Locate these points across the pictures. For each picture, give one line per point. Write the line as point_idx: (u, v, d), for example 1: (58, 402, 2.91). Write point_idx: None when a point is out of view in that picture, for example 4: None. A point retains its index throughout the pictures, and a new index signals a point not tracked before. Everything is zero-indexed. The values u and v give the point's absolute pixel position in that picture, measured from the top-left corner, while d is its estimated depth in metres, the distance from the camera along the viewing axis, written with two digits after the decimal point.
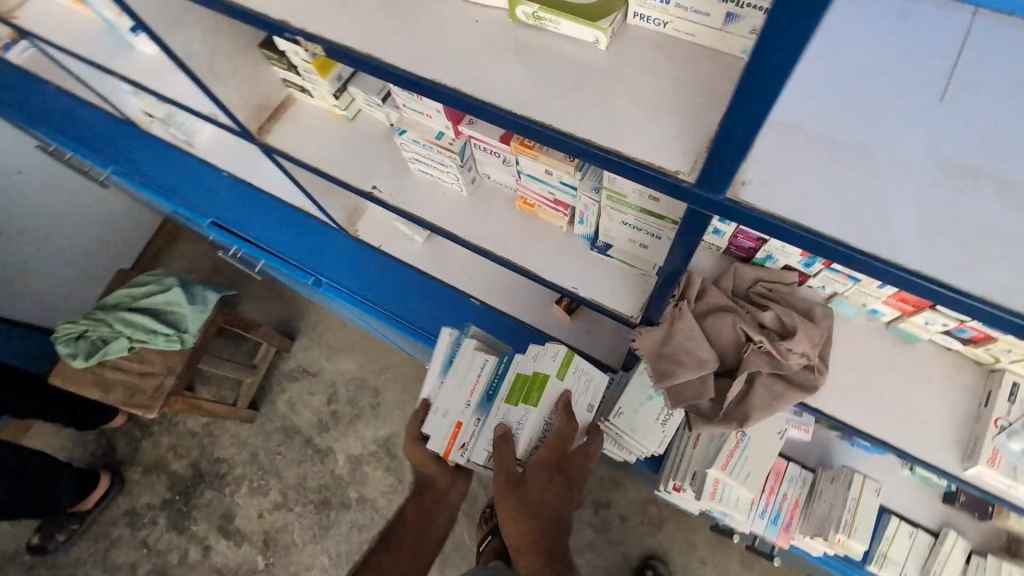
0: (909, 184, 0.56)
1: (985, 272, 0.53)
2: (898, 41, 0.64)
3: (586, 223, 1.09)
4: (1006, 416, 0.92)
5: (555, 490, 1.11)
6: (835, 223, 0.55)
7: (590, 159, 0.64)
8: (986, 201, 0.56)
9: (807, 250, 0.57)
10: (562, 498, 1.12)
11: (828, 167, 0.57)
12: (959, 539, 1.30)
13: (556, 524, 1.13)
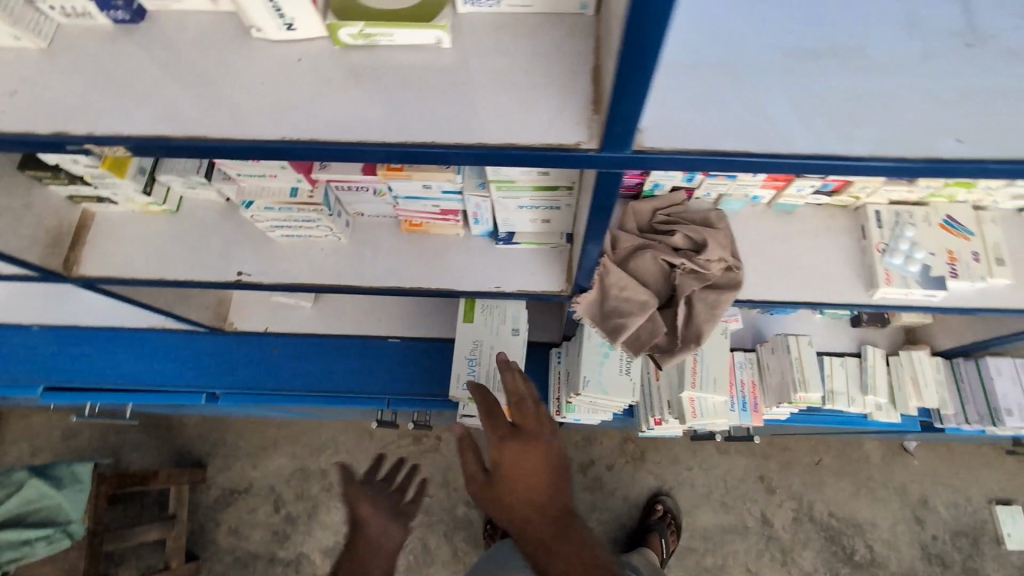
0: (772, 76, 0.55)
1: (866, 135, 0.53)
2: None
3: (481, 222, 1.06)
4: (881, 240, 1.06)
5: (527, 466, 0.73)
6: (731, 137, 0.53)
7: (481, 161, 0.58)
8: (840, 71, 0.55)
9: (714, 171, 0.55)
10: (539, 465, 0.74)
11: (697, 86, 0.55)
12: (875, 351, 1.51)
13: (553, 505, 0.72)
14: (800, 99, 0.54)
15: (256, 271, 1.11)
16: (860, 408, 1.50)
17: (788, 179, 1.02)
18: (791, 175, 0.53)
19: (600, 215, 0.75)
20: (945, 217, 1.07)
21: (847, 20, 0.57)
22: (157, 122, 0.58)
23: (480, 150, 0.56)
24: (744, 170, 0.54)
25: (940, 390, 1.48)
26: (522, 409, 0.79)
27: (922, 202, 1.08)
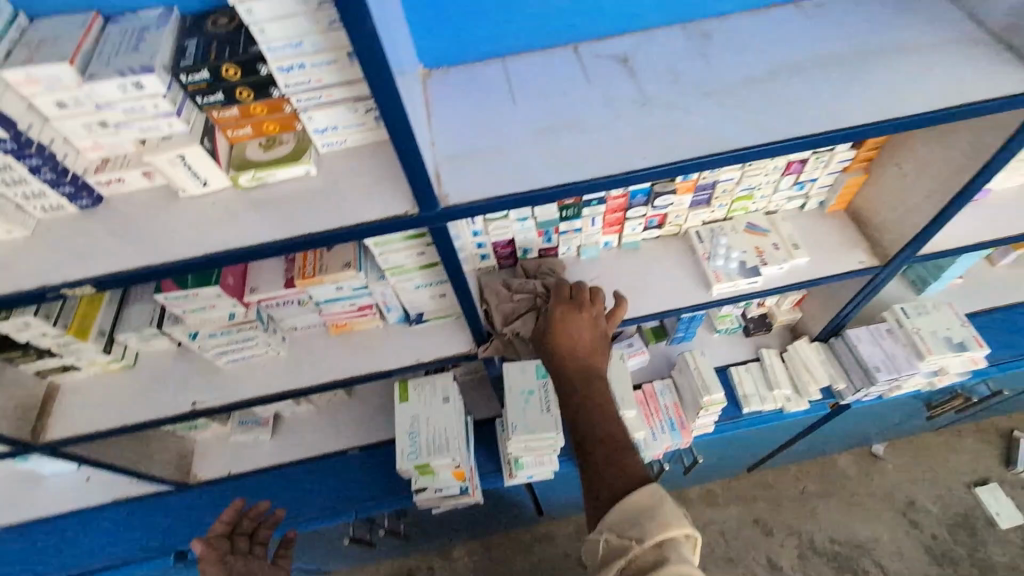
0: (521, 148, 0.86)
1: (584, 167, 0.83)
2: (471, 88, 0.97)
3: (393, 309, 1.29)
4: (706, 250, 1.36)
5: (574, 320, 1.20)
6: (500, 187, 0.82)
7: (347, 240, 0.84)
8: (563, 137, 0.87)
9: (499, 209, 0.82)
10: (585, 328, 1.20)
11: (476, 164, 0.85)
12: (770, 351, 1.76)
13: (591, 360, 1.17)
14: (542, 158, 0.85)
15: (209, 398, 1.28)
16: (773, 402, 1.71)
17: (620, 222, 1.34)
18: (544, 200, 0.81)
19: (456, 271, 1.01)
20: (748, 224, 1.40)
21: (565, 109, 0.91)
22: (116, 264, 0.82)
23: (343, 231, 0.82)
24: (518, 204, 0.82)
25: (827, 368, 1.69)
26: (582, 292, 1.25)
27: (728, 217, 1.41)
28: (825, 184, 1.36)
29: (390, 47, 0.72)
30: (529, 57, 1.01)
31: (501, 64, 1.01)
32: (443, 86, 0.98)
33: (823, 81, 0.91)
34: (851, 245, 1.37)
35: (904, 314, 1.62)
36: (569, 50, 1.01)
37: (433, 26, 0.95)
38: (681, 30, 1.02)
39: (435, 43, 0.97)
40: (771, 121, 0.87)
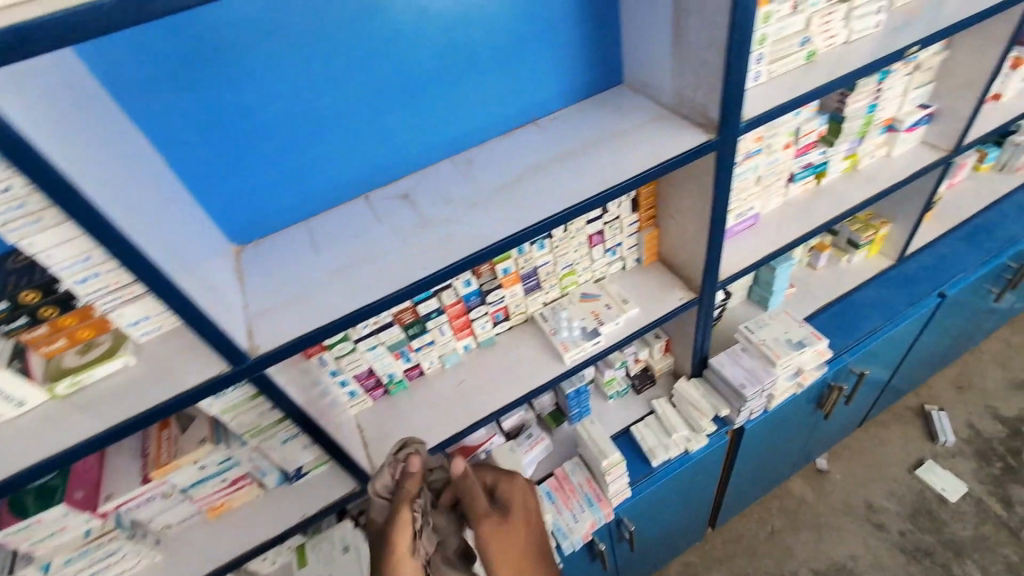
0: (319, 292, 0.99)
1: (375, 292, 0.97)
2: (278, 250, 1.11)
3: (268, 472, 1.28)
4: (551, 327, 1.50)
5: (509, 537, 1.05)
6: (302, 328, 0.93)
7: (168, 412, 0.89)
8: (356, 272, 1.02)
9: (305, 346, 0.93)
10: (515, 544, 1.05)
11: (281, 315, 0.97)
12: (660, 401, 1.88)
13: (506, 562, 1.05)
14: (342, 293, 0.98)
15: None
16: (676, 447, 1.79)
17: (468, 325, 1.46)
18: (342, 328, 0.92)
19: (303, 413, 1.07)
20: (581, 294, 1.57)
21: (359, 248, 1.07)
22: None
23: (161, 405, 0.87)
24: (321, 338, 0.93)
25: (709, 398, 1.82)
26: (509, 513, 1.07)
27: (563, 293, 1.58)
28: (631, 245, 1.59)
29: (170, 240, 0.84)
30: (327, 213, 1.18)
31: (304, 225, 1.17)
32: (255, 255, 1.12)
33: (559, 174, 1.15)
34: (670, 287, 1.57)
35: (749, 331, 1.82)
36: (361, 200, 1.20)
37: (234, 211, 1.09)
38: (448, 163, 1.24)
39: (239, 224, 1.11)
40: (524, 213, 1.07)
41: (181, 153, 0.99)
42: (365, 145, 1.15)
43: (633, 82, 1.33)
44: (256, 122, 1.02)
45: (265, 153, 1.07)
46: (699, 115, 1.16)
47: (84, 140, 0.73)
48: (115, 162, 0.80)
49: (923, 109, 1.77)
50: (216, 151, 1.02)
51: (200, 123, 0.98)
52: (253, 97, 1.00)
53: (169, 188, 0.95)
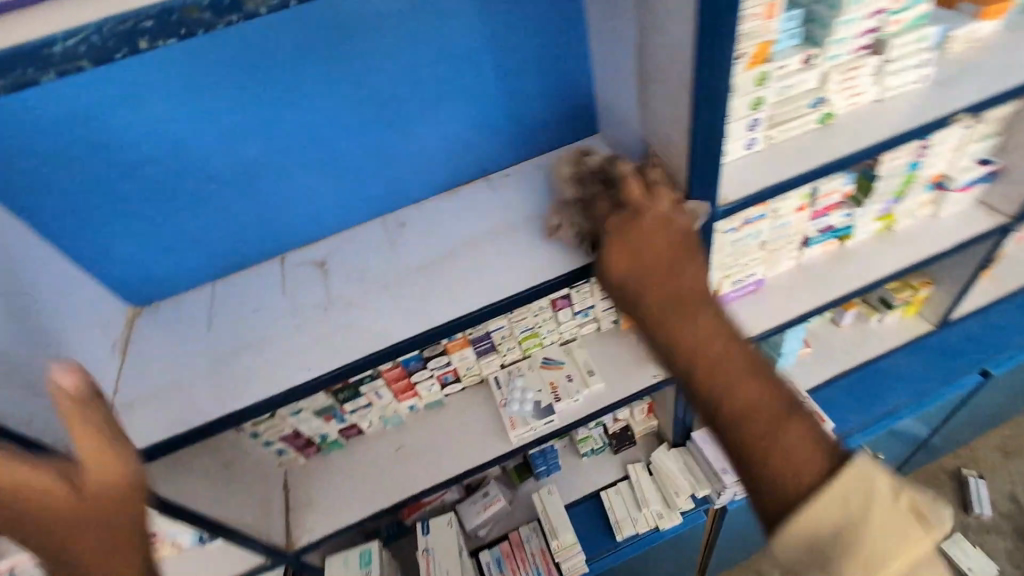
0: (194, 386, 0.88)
1: (251, 393, 0.86)
2: (175, 320, 1.01)
3: (178, 534, 1.21)
4: (503, 397, 1.35)
5: (668, 287, 0.81)
6: (164, 431, 0.83)
7: None
8: (241, 362, 0.91)
9: (164, 453, 0.83)
10: (693, 270, 0.83)
11: (147, 409, 0.86)
12: (636, 466, 1.71)
13: (701, 342, 0.79)
14: (215, 390, 0.87)
15: None
16: (646, 523, 1.62)
17: (411, 387, 1.33)
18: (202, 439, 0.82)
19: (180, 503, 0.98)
20: (543, 358, 1.41)
21: (252, 330, 0.95)
22: None
23: None
24: (183, 445, 0.83)
25: (689, 475, 1.63)
26: (643, 235, 0.82)
27: (525, 355, 1.42)
28: (605, 307, 1.41)
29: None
30: (238, 275, 1.07)
31: (210, 288, 1.06)
32: (151, 321, 1.02)
33: (493, 252, 0.98)
34: (645, 360, 1.39)
35: None
36: (276, 262, 1.08)
37: (126, 273, 1.00)
38: (377, 224, 1.10)
39: (136, 286, 1.02)
40: (438, 305, 0.91)
41: (53, 217, 0.90)
42: (279, 207, 1.03)
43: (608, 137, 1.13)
44: (140, 184, 0.91)
45: (156, 215, 0.96)
46: None
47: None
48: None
49: (982, 164, 1.47)
50: (98, 212, 0.92)
51: (76, 185, 0.88)
52: (134, 159, 0.89)
53: (30, 260, 0.86)
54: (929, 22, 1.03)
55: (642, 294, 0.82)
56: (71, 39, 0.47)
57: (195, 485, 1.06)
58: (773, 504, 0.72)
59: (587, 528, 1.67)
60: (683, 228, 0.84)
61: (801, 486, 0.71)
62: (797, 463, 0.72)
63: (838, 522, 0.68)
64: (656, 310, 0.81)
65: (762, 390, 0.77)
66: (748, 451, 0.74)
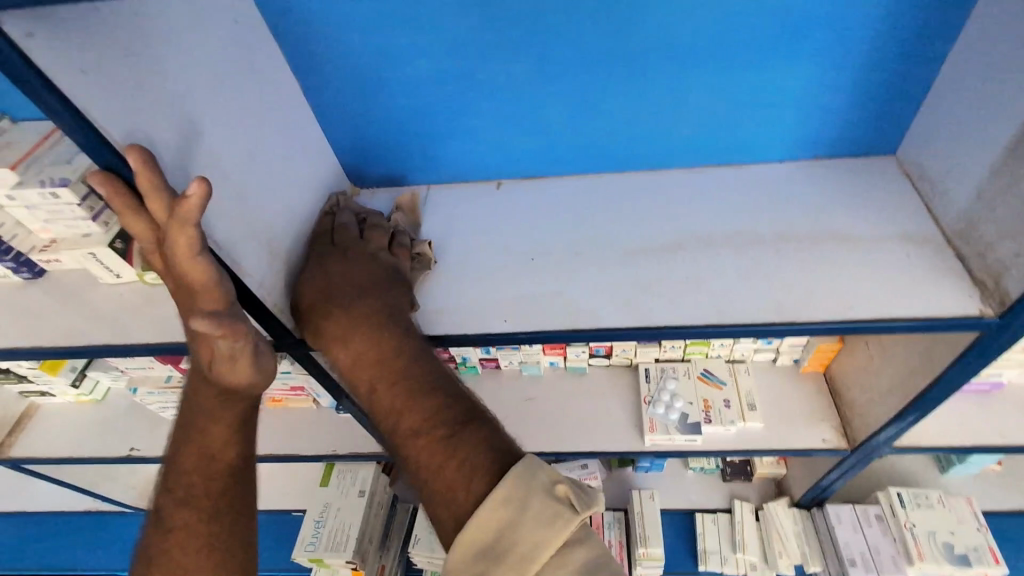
0: None
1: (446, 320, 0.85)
2: (387, 213, 1.02)
3: (321, 395, 1.33)
4: (648, 393, 1.27)
5: (373, 356, 0.76)
6: None
7: None
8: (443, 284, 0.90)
9: None
10: (368, 365, 0.76)
11: None
12: (743, 505, 1.57)
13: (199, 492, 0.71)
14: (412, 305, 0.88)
15: (144, 446, 1.41)
16: (735, 567, 1.51)
17: (562, 347, 1.29)
18: None
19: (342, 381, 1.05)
20: (704, 369, 1.29)
21: (457, 254, 0.94)
22: (20, 336, 0.89)
23: None
24: None
25: (802, 544, 1.48)
26: (343, 302, 0.80)
27: (684, 358, 1.30)
28: (797, 343, 1.23)
29: (249, 197, 0.78)
30: (453, 187, 1.05)
31: (424, 191, 1.06)
32: (366, 206, 1.04)
33: (729, 263, 0.86)
34: (819, 418, 1.21)
35: (899, 501, 1.37)
36: (491, 186, 1.04)
37: (360, 154, 1.02)
38: (602, 182, 1.02)
39: (363, 168, 1.03)
40: (654, 302, 0.83)
41: (320, 86, 0.91)
42: (516, 135, 0.97)
43: (911, 167, 0.92)
44: (404, 78, 0.89)
45: (405, 111, 0.94)
46: (985, 270, 0.77)
47: (170, 85, 0.67)
48: (208, 106, 0.72)
49: None
50: (358, 94, 0.92)
51: (349, 61, 0.87)
52: (409, 51, 0.85)
53: (291, 126, 0.89)
54: None
55: (325, 300, 0.80)
56: None
57: None
58: (441, 509, 0.62)
59: (670, 541, 1.59)
60: (376, 321, 0.79)
61: (465, 495, 0.60)
62: (467, 468, 0.61)
63: (501, 525, 0.57)
64: (335, 328, 0.79)
65: (433, 412, 0.69)
66: (421, 468, 0.65)
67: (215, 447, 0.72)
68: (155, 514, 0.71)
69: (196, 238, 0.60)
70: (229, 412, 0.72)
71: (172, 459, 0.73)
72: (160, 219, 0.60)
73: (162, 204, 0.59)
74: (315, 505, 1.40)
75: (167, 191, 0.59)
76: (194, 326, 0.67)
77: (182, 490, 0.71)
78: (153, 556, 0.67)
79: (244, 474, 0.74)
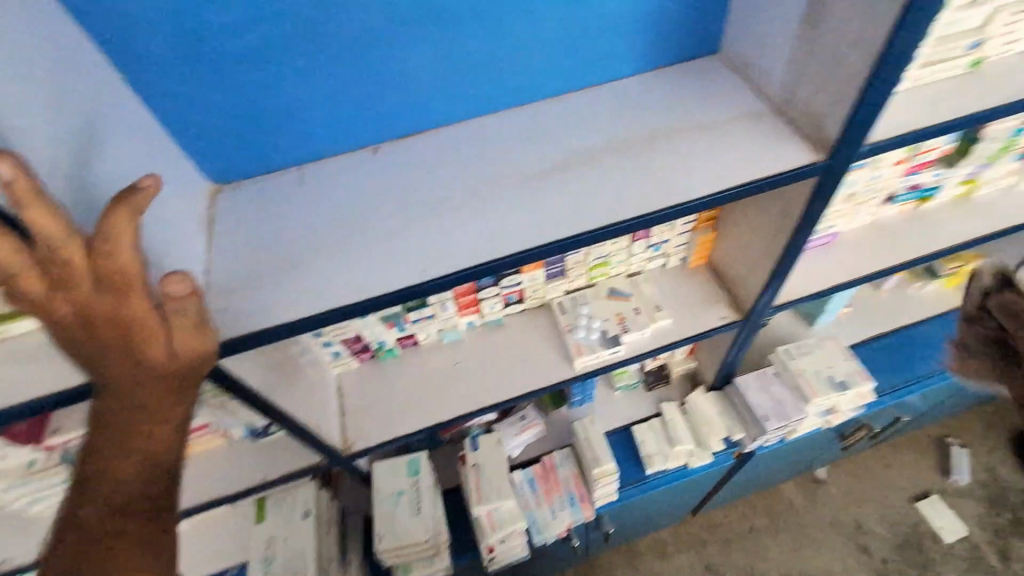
0: (295, 276, 0.83)
1: (361, 288, 0.81)
2: (262, 202, 0.93)
3: (232, 426, 1.20)
4: (568, 323, 1.32)
5: None
6: (270, 318, 0.78)
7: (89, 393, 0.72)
8: (346, 255, 0.84)
9: (270, 344, 0.78)
10: None
11: (246, 293, 0.81)
12: (669, 404, 1.72)
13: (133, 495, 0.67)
14: (318, 284, 0.81)
15: (20, 554, 1.16)
16: (676, 459, 1.65)
17: (475, 303, 1.29)
18: (307, 330, 0.77)
19: (258, 394, 0.96)
20: (608, 288, 1.37)
21: (350, 221, 0.89)
22: None
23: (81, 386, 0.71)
24: (288, 336, 0.78)
25: (724, 418, 1.66)
26: None
27: (590, 284, 1.38)
28: (679, 243, 1.36)
29: (96, 203, 0.66)
30: (327, 161, 0.98)
31: (295, 172, 0.97)
32: (235, 201, 0.94)
33: (611, 168, 0.91)
34: (712, 302, 1.36)
35: (788, 356, 1.60)
36: (368, 151, 0.99)
37: (211, 146, 0.90)
38: (479, 125, 1.01)
39: (219, 161, 0.93)
40: (556, 218, 0.86)
41: (145, 72, 0.79)
42: (379, 92, 0.92)
43: (733, 58, 1.04)
44: (243, 46, 0.80)
45: (252, 85, 0.85)
46: (809, 125, 0.91)
47: None
48: (15, 103, 0.60)
49: None
50: (191, 73, 0.81)
51: (172, 37, 0.76)
52: (241, 12, 0.76)
53: (118, 121, 0.76)
54: None
55: None
56: None
57: (266, 382, 1.03)
58: None
59: (618, 458, 1.69)
60: None
61: None
62: None
63: None
64: None
65: None
66: None
67: (159, 450, 0.68)
68: (76, 522, 0.67)
69: (137, 226, 0.58)
70: (173, 410, 0.67)
71: (92, 473, 0.66)
72: (55, 234, 0.54)
73: (54, 216, 0.53)
74: (256, 545, 1.27)
75: (54, 203, 0.53)
76: (125, 339, 0.60)
77: (117, 500, 0.67)
78: (81, 563, 0.66)
79: (176, 477, 0.72)
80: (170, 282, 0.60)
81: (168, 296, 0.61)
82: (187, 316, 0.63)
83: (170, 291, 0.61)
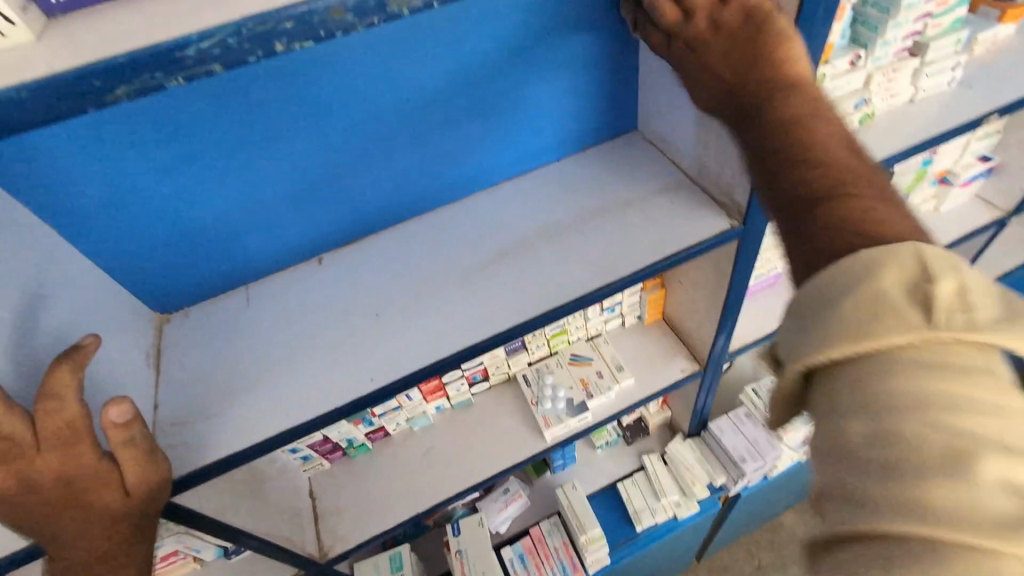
0: (248, 401, 0.84)
1: (313, 404, 0.82)
2: (211, 327, 0.94)
3: (203, 548, 1.17)
4: (534, 395, 1.34)
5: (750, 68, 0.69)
6: (224, 448, 0.79)
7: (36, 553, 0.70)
8: (297, 372, 0.86)
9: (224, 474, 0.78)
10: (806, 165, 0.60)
11: (199, 424, 0.81)
12: (650, 456, 1.72)
13: None
14: (269, 407, 0.83)
15: None
16: (663, 512, 1.64)
17: (441, 388, 1.31)
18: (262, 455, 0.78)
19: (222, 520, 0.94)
20: (570, 355, 1.40)
21: (299, 336, 0.91)
22: None
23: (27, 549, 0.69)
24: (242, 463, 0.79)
25: (704, 465, 1.67)
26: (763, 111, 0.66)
27: (551, 352, 1.41)
28: (631, 303, 1.41)
29: (36, 364, 0.67)
30: (274, 277, 1.01)
31: (244, 292, 1.00)
32: (184, 329, 0.95)
33: (547, 253, 0.96)
34: (671, 355, 1.40)
35: (755, 395, 1.63)
36: (313, 263, 1.02)
37: (155, 279, 0.92)
38: (418, 224, 1.06)
39: (166, 293, 0.94)
40: (499, 310, 0.89)
41: (89, 229, 0.82)
42: (318, 211, 0.97)
43: (650, 136, 1.13)
44: (183, 194, 0.85)
45: (194, 223, 0.89)
46: (723, 194, 0.98)
47: None
48: None
49: (985, 162, 1.55)
50: (133, 222, 0.85)
51: (115, 196, 0.81)
52: (176, 160, 0.81)
53: (63, 275, 0.78)
54: (961, 27, 1.10)
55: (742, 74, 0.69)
56: (205, 41, 0.42)
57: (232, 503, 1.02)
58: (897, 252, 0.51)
59: (605, 520, 1.67)
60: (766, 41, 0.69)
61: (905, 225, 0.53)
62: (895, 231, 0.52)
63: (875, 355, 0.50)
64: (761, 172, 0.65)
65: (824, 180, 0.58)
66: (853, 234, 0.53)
67: None
68: None
69: (81, 384, 0.59)
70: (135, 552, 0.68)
71: None
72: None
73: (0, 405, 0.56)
74: None
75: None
76: (73, 495, 0.60)
77: None
78: None
79: None
80: (109, 413, 0.60)
81: (111, 425, 0.60)
82: (136, 445, 0.63)
83: (111, 420, 0.60)
